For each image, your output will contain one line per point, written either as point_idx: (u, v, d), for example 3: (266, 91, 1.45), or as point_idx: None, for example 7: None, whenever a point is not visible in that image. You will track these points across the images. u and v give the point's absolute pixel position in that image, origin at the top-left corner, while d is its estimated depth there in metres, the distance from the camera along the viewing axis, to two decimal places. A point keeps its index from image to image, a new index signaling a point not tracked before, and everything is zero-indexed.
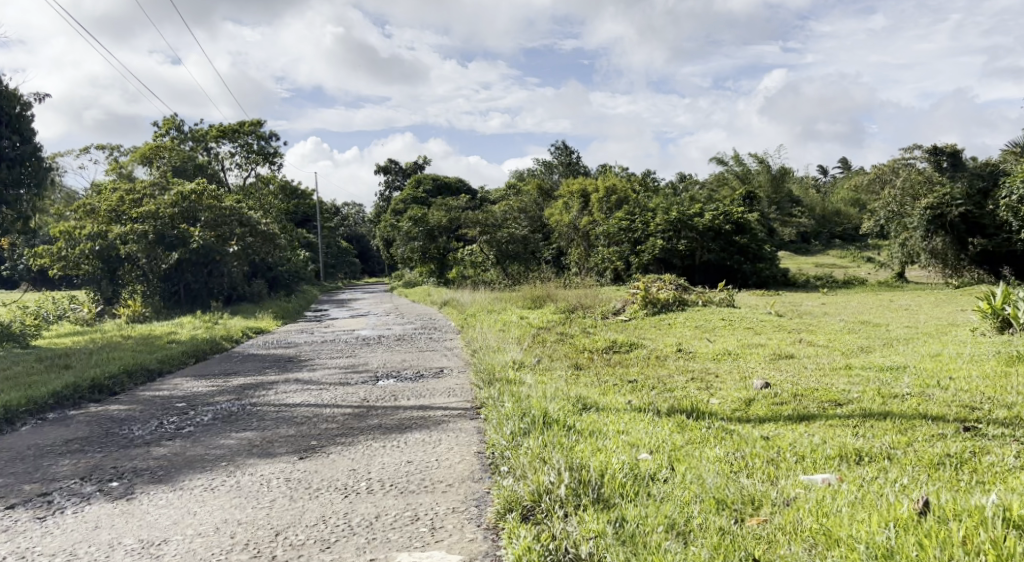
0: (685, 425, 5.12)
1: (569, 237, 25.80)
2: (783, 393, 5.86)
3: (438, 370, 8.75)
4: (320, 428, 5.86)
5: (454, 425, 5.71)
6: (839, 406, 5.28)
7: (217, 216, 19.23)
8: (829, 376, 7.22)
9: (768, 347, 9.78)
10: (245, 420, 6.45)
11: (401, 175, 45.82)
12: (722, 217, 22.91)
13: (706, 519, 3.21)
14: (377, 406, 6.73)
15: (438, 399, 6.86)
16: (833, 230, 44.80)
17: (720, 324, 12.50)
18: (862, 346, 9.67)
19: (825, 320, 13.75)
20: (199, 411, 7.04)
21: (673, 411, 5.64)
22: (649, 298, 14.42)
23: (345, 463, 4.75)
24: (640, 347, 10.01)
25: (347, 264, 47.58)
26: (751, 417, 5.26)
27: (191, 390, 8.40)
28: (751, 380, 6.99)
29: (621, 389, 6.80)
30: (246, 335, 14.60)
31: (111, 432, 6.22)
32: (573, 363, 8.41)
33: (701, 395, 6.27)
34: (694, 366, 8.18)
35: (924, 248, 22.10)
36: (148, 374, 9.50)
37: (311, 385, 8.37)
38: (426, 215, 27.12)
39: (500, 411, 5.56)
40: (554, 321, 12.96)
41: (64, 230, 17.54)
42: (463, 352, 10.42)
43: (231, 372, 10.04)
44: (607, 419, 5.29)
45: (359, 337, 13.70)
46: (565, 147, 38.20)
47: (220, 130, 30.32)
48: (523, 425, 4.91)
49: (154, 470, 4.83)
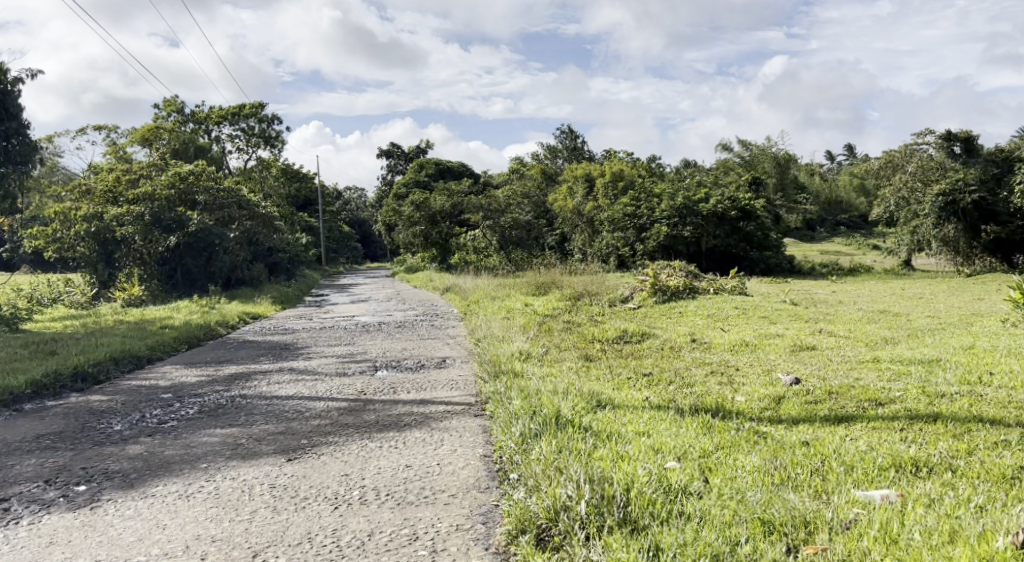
0: (710, 427, 4.67)
1: (575, 223, 25.28)
2: (814, 390, 5.41)
3: (440, 360, 8.29)
4: (311, 424, 5.41)
5: (457, 423, 5.25)
6: (881, 406, 4.79)
7: (215, 199, 18.73)
8: (858, 371, 6.75)
9: (788, 338, 9.31)
10: (231, 414, 5.99)
11: (404, 159, 45.21)
12: (729, 204, 22.44)
13: (755, 548, 2.76)
14: (375, 400, 6.27)
15: (440, 393, 6.40)
16: (839, 218, 44.29)
17: (732, 312, 12.03)
18: (886, 337, 9.19)
19: (843, 309, 13.26)
20: (184, 403, 6.59)
21: (696, 410, 5.18)
22: (659, 285, 13.95)
23: (337, 467, 4.30)
24: (652, 337, 9.55)
25: (348, 249, 47.23)
26: (784, 419, 4.79)
27: (179, 380, 7.96)
28: (776, 374, 6.53)
29: (636, 383, 6.36)
30: (242, 320, 14.17)
31: (88, 426, 5.76)
32: (583, 354, 7.97)
33: (724, 391, 5.81)
34: (712, 359, 7.71)
35: (936, 235, 21.53)
36: (136, 362, 9.06)
37: (305, 374, 7.92)
38: (428, 199, 26.58)
39: (507, 408, 5.11)
40: (560, 309, 12.51)
41: (60, 212, 16.99)
42: (465, 341, 9.97)
43: (224, 360, 9.59)
44: (625, 419, 4.84)
45: (358, 323, 13.25)
46: (571, 132, 37.55)
47: (221, 113, 29.79)
48: (533, 426, 4.45)
49: (127, 472, 4.38)
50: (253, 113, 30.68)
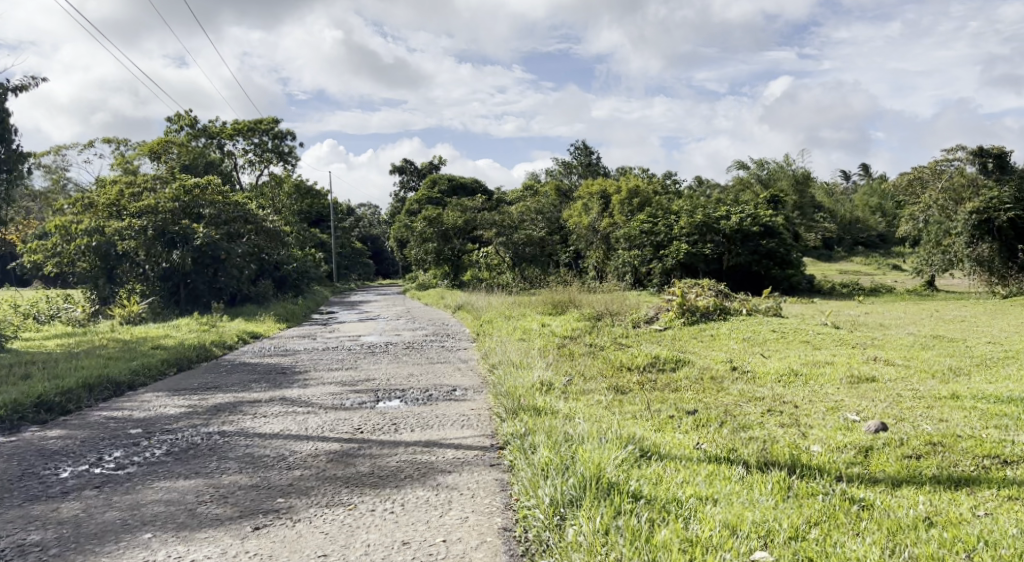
0: (792, 490, 3.70)
1: (589, 239, 23.94)
2: (910, 438, 4.42)
3: (449, 391, 7.28)
4: (292, 478, 4.50)
5: (470, 478, 4.30)
6: (1009, 466, 3.83)
7: (221, 212, 17.90)
8: (941, 411, 5.74)
9: (840, 367, 8.29)
10: (202, 459, 5.08)
11: (417, 175, 44.64)
12: (750, 220, 21.40)
13: None
14: (372, 442, 5.31)
15: (448, 433, 5.43)
16: (857, 237, 42.97)
17: (770, 336, 10.98)
18: (952, 367, 8.17)
19: (891, 333, 12.15)
20: (153, 442, 5.68)
21: (768, 467, 4.17)
22: (687, 306, 12.93)
23: (314, 541, 3.44)
24: (688, 364, 8.54)
25: (361, 266, 46.48)
26: (885, 480, 3.81)
27: (157, 412, 7.00)
28: (849, 417, 5.54)
29: (681, 425, 5.39)
30: (241, 340, 13.28)
31: (29, 472, 4.85)
32: (613, 385, 6.98)
33: (791, 437, 4.82)
34: (762, 392, 6.70)
35: (969, 255, 20.19)
36: (114, 388, 8.17)
37: (297, 406, 6.97)
38: (440, 215, 25.84)
39: (532, 460, 4.13)
40: (580, 330, 11.53)
41: (60, 225, 16.22)
42: (480, 367, 8.99)
43: (212, 386, 8.65)
44: (682, 478, 3.86)
45: (364, 344, 12.35)
46: (586, 148, 36.59)
47: (235, 128, 29.17)
48: (567, 489, 3.51)
49: (48, 545, 3.56)
50: (269, 129, 30.19)
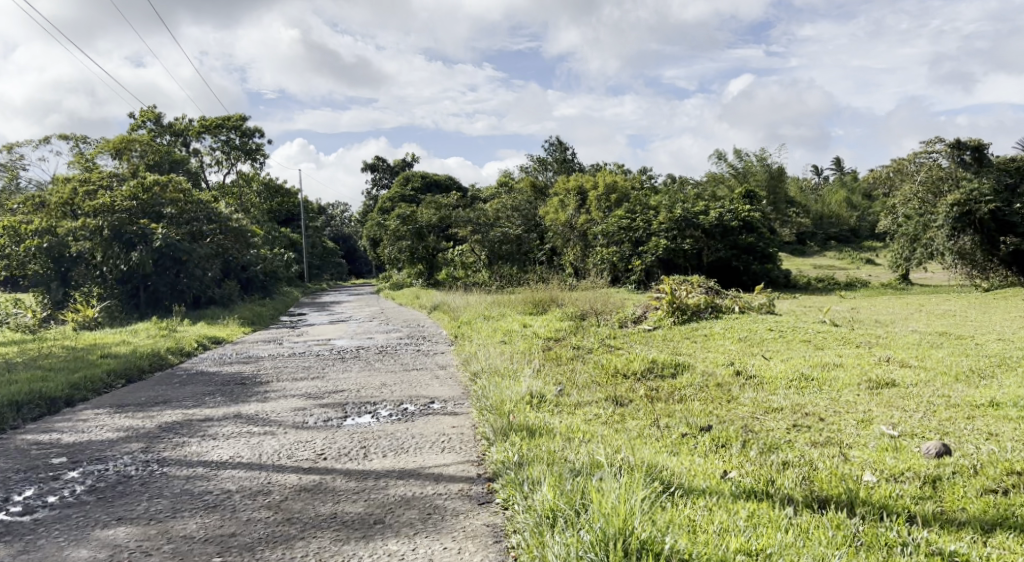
0: (861, 541, 2.99)
1: (567, 236, 23.12)
2: (983, 465, 3.74)
3: (428, 404, 6.46)
4: (241, 523, 3.70)
5: (454, 523, 3.51)
6: None
7: (183, 212, 16.90)
8: (984, 421, 5.09)
9: (851, 369, 7.62)
10: (130, 497, 4.24)
11: (389, 172, 43.61)
12: (731, 215, 20.86)
13: None
14: (338, 471, 4.48)
15: (427, 459, 4.63)
16: (829, 231, 42.59)
17: (768, 336, 10.24)
18: (972, 367, 7.52)
19: (891, 330, 11.54)
20: (77, 475, 4.79)
21: (819, 503, 3.45)
22: (677, 304, 12.20)
23: None
24: (689, 367, 7.80)
25: (333, 265, 45.30)
26: (972, 523, 3.11)
27: (92, 434, 6.06)
28: (885, 432, 4.84)
29: (698, 445, 4.64)
30: (201, 347, 12.32)
31: None
32: (611, 397, 6.17)
33: (832, 461, 4.10)
34: (778, 401, 5.96)
35: (950, 248, 19.39)
36: (47, 406, 7.23)
37: (253, 425, 6.07)
38: (414, 213, 25.02)
39: (533, 501, 3.37)
40: (565, 331, 10.74)
41: (9, 226, 15.25)
42: (461, 375, 8.15)
43: (160, 401, 7.70)
44: (721, 522, 3.11)
45: (333, 348, 11.48)
46: (560, 144, 35.88)
47: (202, 124, 27.97)
48: (582, 550, 2.82)
49: None
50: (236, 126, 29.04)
